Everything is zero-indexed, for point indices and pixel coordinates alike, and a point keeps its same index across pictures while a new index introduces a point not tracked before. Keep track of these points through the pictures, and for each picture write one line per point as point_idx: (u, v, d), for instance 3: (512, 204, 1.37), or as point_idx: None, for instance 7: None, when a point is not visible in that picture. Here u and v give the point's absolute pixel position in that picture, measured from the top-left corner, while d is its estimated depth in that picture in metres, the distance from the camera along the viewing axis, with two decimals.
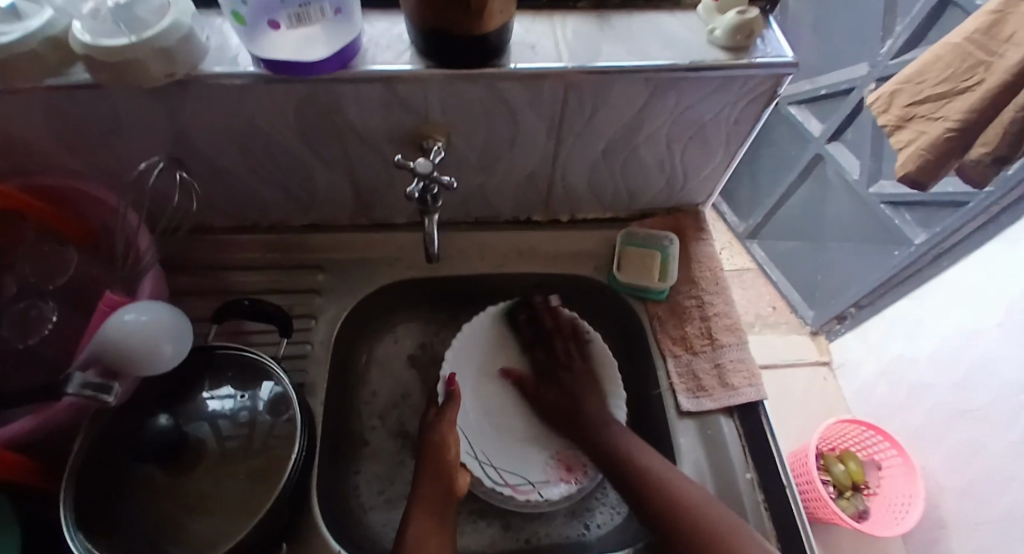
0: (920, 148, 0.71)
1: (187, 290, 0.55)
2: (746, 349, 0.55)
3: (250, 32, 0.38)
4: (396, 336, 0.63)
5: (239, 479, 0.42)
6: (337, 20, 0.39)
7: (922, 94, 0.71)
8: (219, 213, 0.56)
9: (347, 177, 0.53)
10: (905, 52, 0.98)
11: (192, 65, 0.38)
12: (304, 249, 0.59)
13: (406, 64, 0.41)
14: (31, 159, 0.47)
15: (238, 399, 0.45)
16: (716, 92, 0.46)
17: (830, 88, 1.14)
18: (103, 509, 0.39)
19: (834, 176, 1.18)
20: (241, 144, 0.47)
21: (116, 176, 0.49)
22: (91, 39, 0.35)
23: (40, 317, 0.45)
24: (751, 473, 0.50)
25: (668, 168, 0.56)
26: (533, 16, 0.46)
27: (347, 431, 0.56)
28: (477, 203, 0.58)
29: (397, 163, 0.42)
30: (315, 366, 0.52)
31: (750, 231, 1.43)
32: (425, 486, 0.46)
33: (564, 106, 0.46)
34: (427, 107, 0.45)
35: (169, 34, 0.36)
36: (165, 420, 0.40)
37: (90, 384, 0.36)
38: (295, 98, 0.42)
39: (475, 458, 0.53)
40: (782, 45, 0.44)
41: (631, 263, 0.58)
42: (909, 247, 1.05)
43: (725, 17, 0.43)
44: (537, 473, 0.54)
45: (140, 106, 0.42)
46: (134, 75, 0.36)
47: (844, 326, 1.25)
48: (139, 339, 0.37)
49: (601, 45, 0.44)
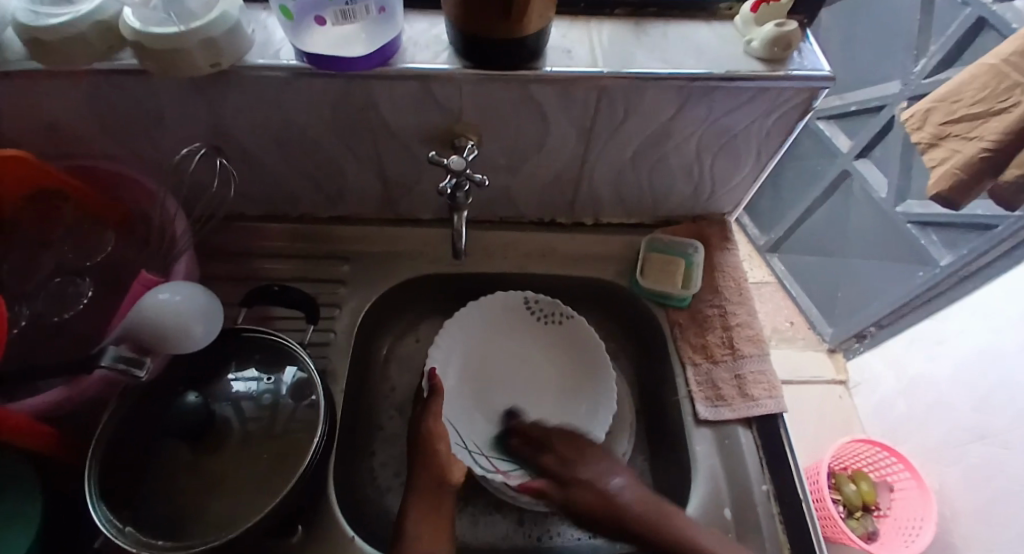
0: (955, 168, 0.70)
1: (217, 275, 0.57)
2: (768, 361, 0.55)
3: (297, 27, 0.39)
4: (418, 329, 0.64)
5: (260, 458, 0.43)
6: (380, 18, 0.40)
7: (957, 114, 0.70)
8: (251, 202, 0.57)
9: (378, 172, 0.54)
10: (938, 71, 0.97)
11: (236, 57, 0.39)
12: (331, 240, 0.60)
13: (444, 64, 0.41)
14: (75, 142, 0.48)
15: (263, 381, 0.46)
16: (750, 103, 0.46)
17: (860, 104, 1.12)
18: (127, 481, 0.40)
19: (860, 192, 1.17)
20: (277, 136, 0.48)
21: (154, 161, 0.51)
22: (141, 26, 0.36)
23: (76, 293, 0.46)
24: (768, 485, 0.50)
25: (696, 176, 0.55)
26: (569, 21, 0.47)
27: (365, 419, 0.57)
28: (503, 204, 0.59)
29: (432, 159, 0.43)
30: (337, 354, 0.53)
31: (770, 244, 1.41)
32: (426, 478, 0.46)
33: (596, 111, 0.46)
34: (460, 107, 0.45)
35: (216, 26, 0.37)
36: (193, 398, 0.42)
37: (123, 358, 0.37)
38: (333, 93, 0.43)
39: (464, 448, 0.52)
40: (819, 58, 0.44)
41: (655, 269, 0.58)
42: (933, 268, 1.04)
43: (762, 28, 0.43)
44: None
45: (183, 95, 0.43)
46: (181, 65, 0.38)
47: (863, 344, 1.23)
48: (172, 318, 0.39)
49: (635, 52, 0.44)
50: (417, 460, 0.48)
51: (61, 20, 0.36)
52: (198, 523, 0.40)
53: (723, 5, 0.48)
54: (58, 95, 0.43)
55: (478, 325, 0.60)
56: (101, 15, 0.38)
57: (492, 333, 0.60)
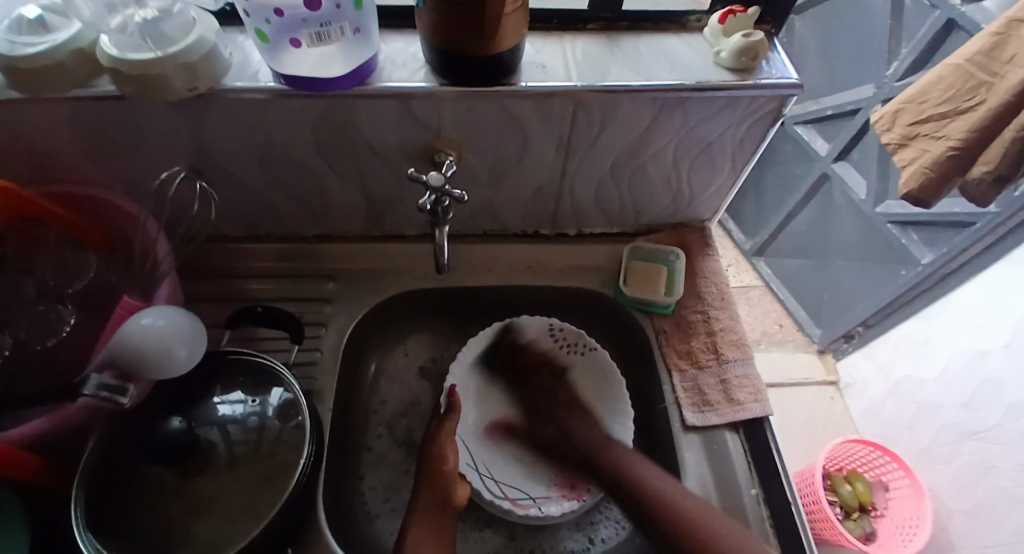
0: (924, 166, 0.72)
1: (201, 296, 0.56)
2: (752, 365, 0.55)
3: (273, 48, 0.39)
4: (406, 344, 0.63)
5: (247, 483, 0.42)
6: (356, 38, 0.41)
7: (925, 113, 0.72)
8: (234, 223, 0.57)
9: (360, 190, 0.54)
10: (909, 75, 0.99)
11: (214, 80, 0.40)
12: (316, 259, 0.60)
13: (421, 82, 0.42)
14: (56, 167, 0.48)
15: (248, 404, 0.46)
16: (721, 112, 0.47)
17: (836, 108, 1.14)
18: (109, 508, 0.39)
19: (840, 195, 1.19)
20: (258, 157, 0.48)
21: (135, 185, 0.51)
22: (118, 53, 0.36)
23: (58, 320, 0.46)
24: (757, 489, 0.50)
25: (674, 184, 0.56)
26: (543, 37, 0.48)
27: (354, 437, 0.57)
28: (486, 217, 0.59)
29: (410, 176, 0.43)
30: (323, 373, 0.53)
31: (756, 247, 1.42)
32: (434, 496, 0.46)
33: (573, 123, 0.47)
34: (439, 123, 0.46)
35: (194, 50, 0.37)
36: (178, 423, 0.41)
37: (106, 385, 0.37)
38: (313, 112, 0.44)
39: (475, 469, 0.53)
40: (787, 66, 0.45)
41: (638, 277, 0.59)
42: (915, 267, 1.04)
43: (730, 39, 0.45)
44: (538, 490, 0.54)
45: (163, 118, 0.43)
46: (160, 89, 0.38)
47: (851, 345, 1.24)
48: (154, 346, 0.38)
49: (609, 65, 0.45)
50: (426, 481, 0.48)
51: (36, 48, 0.37)
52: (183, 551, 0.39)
53: (693, 18, 0.49)
54: (37, 121, 0.43)
55: (500, 346, 0.59)
56: (78, 41, 0.38)
57: (515, 355, 0.59)
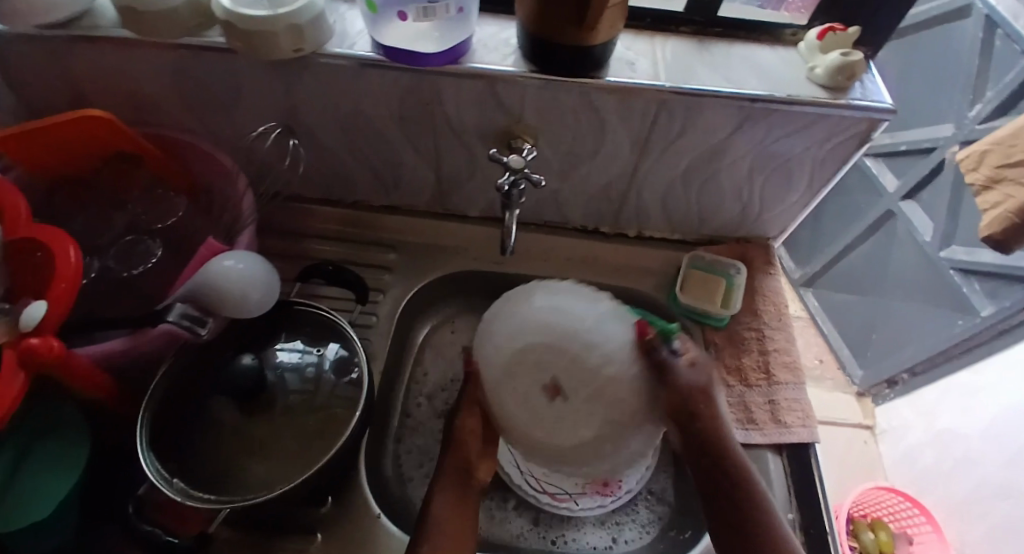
0: (1008, 211, 0.67)
1: (270, 251, 0.59)
2: (804, 390, 0.54)
3: (378, 18, 0.41)
4: (454, 322, 0.65)
5: (298, 430, 0.44)
6: (457, 18, 0.41)
7: (1015, 157, 0.67)
8: (310, 185, 0.60)
9: (433, 166, 0.55)
10: (992, 120, 0.95)
11: (318, 44, 0.42)
12: (379, 229, 0.63)
13: (510, 67, 0.43)
14: (155, 112, 0.52)
15: (305, 355, 0.48)
16: (807, 128, 0.46)
17: (911, 144, 1.10)
18: (172, 438, 0.42)
19: (904, 234, 1.14)
20: (345, 123, 0.50)
21: (225, 136, 0.54)
22: (232, 6, 0.39)
23: (146, 252, 0.49)
24: (794, 514, 0.49)
25: (744, 198, 0.56)
26: (634, 35, 0.48)
27: (396, 404, 0.59)
28: (550, 208, 0.60)
29: (492, 157, 0.45)
30: (377, 336, 0.55)
31: (805, 278, 1.38)
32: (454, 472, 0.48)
33: (653, 123, 0.47)
34: (521, 109, 0.47)
35: (303, 12, 0.39)
36: (250, 361, 0.44)
37: (188, 315, 0.39)
38: (403, 87, 0.45)
39: (519, 471, 0.55)
40: (882, 90, 0.44)
41: (696, 286, 0.59)
42: (974, 318, 1.01)
43: (827, 55, 0.44)
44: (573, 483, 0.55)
45: (264, 76, 0.45)
46: (269, 46, 0.40)
47: (893, 391, 1.20)
48: (235, 285, 0.41)
49: (697, 69, 0.45)
50: (448, 448, 0.48)
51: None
52: (237, 484, 0.41)
53: (788, 31, 0.49)
54: (148, 66, 0.46)
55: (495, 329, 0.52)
56: None
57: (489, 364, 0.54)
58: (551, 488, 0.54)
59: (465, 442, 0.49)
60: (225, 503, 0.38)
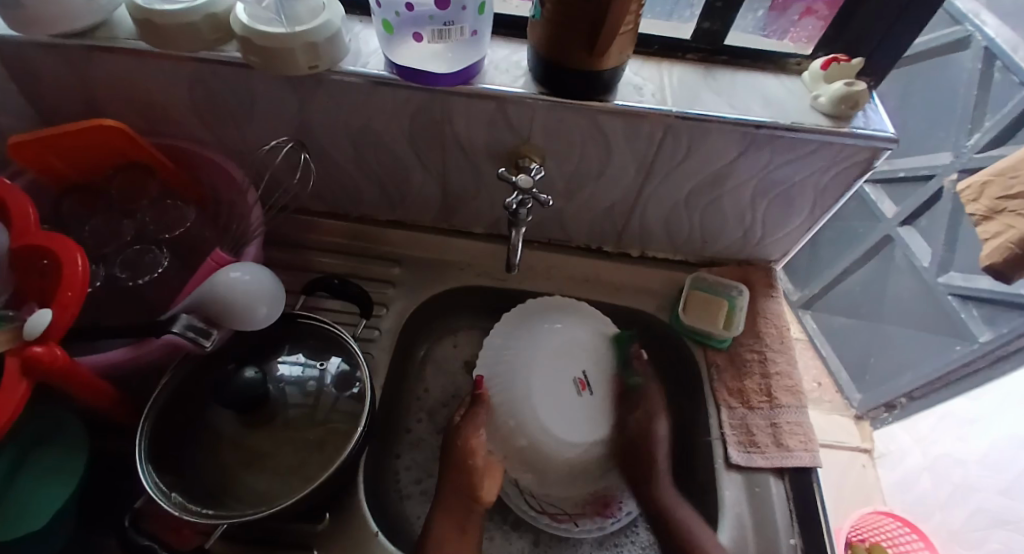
0: (1010, 241, 0.64)
1: (276, 262, 0.60)
2: (806, 414, 0.54)
3: (394, 39, 0.42)
4: (455, 338, 0.65)
5: (298, 445, 0.44)
6: (470, 40, 0.42)
7: (1015, 189, 0.64)
8: (318, 199, 0.61)
9: (441, 183, 0.56)
10: (990, 149, 0.96)
11: (332, 62, 0.43)
12: (384, 243, 0.63)
13: (521, 88, 0.44)
14: (167, 123, 0.52)
15: (307, 368, 0.47)
16: (810, 155, 0.47)
17: (909, 171, 1.11)
18: (170, 450, 0.42)
19: (902, 259, 1.15)
20: (355, 139, 0.51)
21: (236, 148, 0.54)
22: (249, 22, 0.40)
23: (152, 262, 0.48)
24: (796, 539, 0.49)
25: (747, 221, 0.57)
26: (642, 60, 0.49)
27: (396, 420, 0.58)
28: (554, 227, 0.61)
29: (501, 175, 0.45)
30: (380, 351, 0.55)
31: (804, 300, 1.38)
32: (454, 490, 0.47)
33: (659, 147, 0.48)
34: (530, 130, 0.47)
35: (319, 31, 0.40)
36: (253, 374, 0.43)
37: (193, 326, 0.39)
38: (414, 105, 0.46)
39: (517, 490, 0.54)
40: (884, 120, 0.45)
41: (697, 307, 0.59)
42: (971, 344, 1.01)
43: (831, 85, 0.45)
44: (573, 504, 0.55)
45: (277, 91, 0.46)
46: (284, 63, 0.41)
47: (892, 415, 1.20)
48: (241, 296, 0.41)
49: (703, 95, 0.46)
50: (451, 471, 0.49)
51: (175, 8, 0.41)
52: (234, 498, 0.41)
53: (792, 60, 0.50)
54: (163, 79, 0.46)
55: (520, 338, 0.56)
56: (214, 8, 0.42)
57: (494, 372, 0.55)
58: (549, 507, 0.54)
59: (464, 459, 0.49)
60: (223, 518, 0.37)
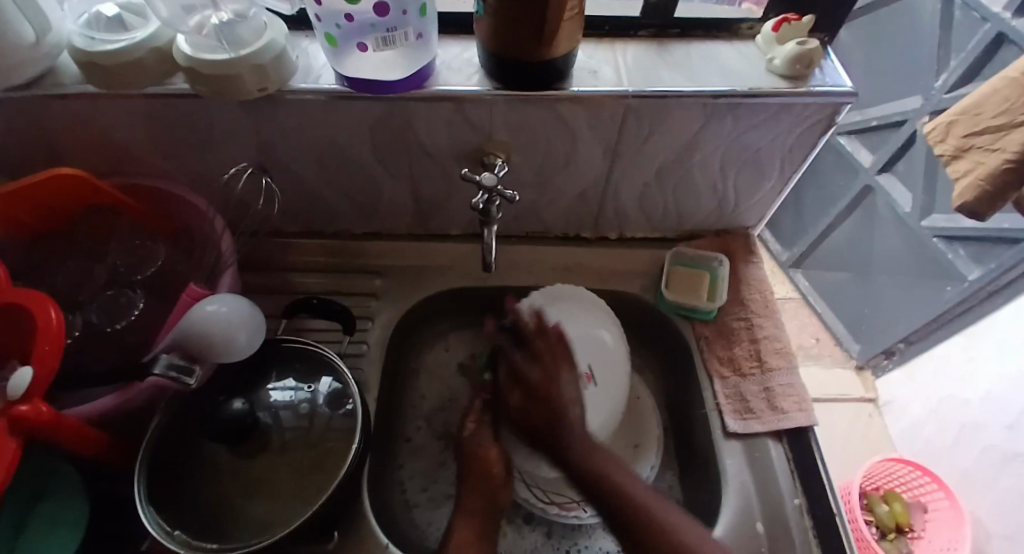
0: (979, 178, 0.63)
1: (257, 287, 0.60)
2: (797, 374, 0.55)
3: (340, 51, 0.42)
4: (446, 341, 0.66)
5: (295, 468, 0.44)
6: (418, 44, 0.42)
7: (982, 124, 0.63)
8: (291, 220, 0.60)
9: (411, 190, 0.56)
10: (959, 87, 0.96)
11: (282, 82, 0.42)
12: (362, 257, 0.63)
13: (476, 86, 0.43)
14: (125, 161, 0.51)
15: (296, 391, 0.47)
16: (775, 118, 0.47)
17: (881, 120, 1.12)
18: (172, 491, 0.42)
19: (884, 209, 1.15)
20: (318, 156, 0.51)
21: (199, 177, 0.54)
22: (193, 53, 0.39)
23: (128, 304, 0.49)
24: (799, 499, 0.50)
25: (719, 191, 0.56)
26: (595, 43, 0.49)
27: (395, 430, 0.59)
28: (530, 219, 0.60)
29: (464, 176, 0.45)
30: (370, 364, 0.55)
31: (794, 259, 1.36)
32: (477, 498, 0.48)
33: (622, 128, 0.47)
34: (490, 127, 0.47)
35: (263, 52, 0.39)
36: (241, 404, 0.43)
37: (175, 366, 0.39)
38: (370, 115, 0.45)
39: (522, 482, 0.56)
40: (839, 73, 0.45)
41: (681, 283, 0.59)
42: (961, 282, 1.02)
43: (784, 47, 0.45)
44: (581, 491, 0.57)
45: (232, 118, 0.45)
46: (232, 88, 0.40)
47: (892, 362, 1.21)
48: (218, 329, 0.40)
49: (660, 71, 0.46)
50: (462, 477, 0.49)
51: (118, 46, 0.40)
52: (241, 528, 0.41)
53: (744, 26, 0.50)
54: (116, 117, 0.46)
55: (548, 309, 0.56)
56: (156, 42, 0.41)
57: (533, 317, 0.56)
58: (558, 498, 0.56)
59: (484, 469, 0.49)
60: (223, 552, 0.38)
